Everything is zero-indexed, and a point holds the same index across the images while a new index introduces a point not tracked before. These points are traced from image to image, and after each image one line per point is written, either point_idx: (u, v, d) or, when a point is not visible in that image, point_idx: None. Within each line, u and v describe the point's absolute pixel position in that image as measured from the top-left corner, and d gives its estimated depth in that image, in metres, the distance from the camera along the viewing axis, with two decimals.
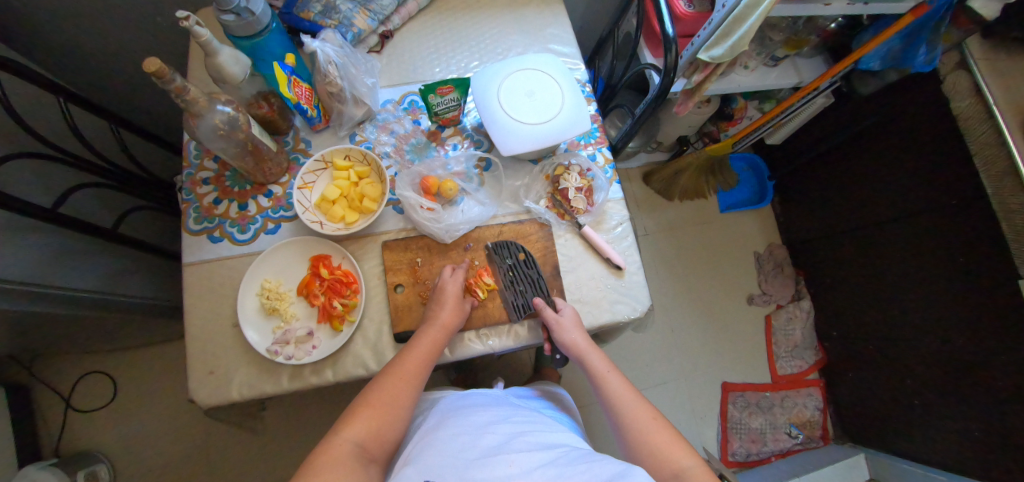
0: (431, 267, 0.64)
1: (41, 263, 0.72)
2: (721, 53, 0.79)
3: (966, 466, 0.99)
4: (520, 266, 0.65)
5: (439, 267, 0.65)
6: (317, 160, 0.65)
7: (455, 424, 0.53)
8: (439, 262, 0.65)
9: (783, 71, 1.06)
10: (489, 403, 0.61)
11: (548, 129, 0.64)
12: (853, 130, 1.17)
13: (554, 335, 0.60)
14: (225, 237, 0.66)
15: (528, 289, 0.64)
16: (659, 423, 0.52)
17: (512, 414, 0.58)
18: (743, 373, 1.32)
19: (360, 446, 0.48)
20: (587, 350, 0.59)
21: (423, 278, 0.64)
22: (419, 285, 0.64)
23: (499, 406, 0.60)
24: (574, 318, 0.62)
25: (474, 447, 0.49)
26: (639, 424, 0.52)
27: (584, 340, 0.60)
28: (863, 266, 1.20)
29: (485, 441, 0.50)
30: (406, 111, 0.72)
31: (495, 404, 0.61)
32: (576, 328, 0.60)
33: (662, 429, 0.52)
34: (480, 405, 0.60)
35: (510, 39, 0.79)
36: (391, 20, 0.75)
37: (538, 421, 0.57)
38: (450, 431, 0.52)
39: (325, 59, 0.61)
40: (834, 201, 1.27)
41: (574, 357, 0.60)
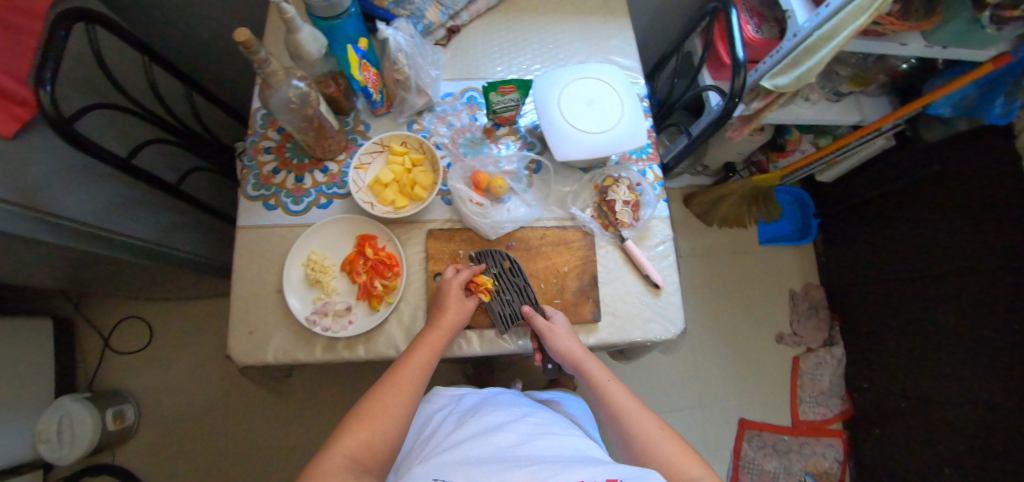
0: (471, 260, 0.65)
1: (107, 208, 0.76)
2: (786, 83, 0.77)
3: None
4: (505, 274, 0.64)
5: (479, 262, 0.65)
6: (375, 142, 0.68)
7: (471, 425, 0.54)
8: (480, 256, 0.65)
9: (845, 108, 1.02)
10: (505, 403, 0.61)
11: (605, 140, 0.64)
12: (913, 177, 1.12)
13: (548, 343, 0.59)
14: (279, 206, 0.68)
15: (515, 298, 0.63)
16: (666, 433, 0.51)
17: (528, 414, 0.58)
18: (762, 412, 1.28)
19: (352, 459, 0.45)
20: (584, 358, 0.58)
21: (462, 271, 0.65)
22: None
23: (515, 405, 0.61)
24: (565, 325, 0.61)
25: (486, 446, 0.49)
26: (644, 435, 0.51)
27: (577, 347, 0.59)
28: (906, 320, 1.15)
29: (498, 440, 0.50)
30: (465, 106, 0.74)
31: (512, 404, 0.61)
32: (570, 336, 0.60)
33: (670, 439, 0.51)
34: (496, 404, 0.60)
35: (573, 46, 0.80)
36: (460, 16, 0.76)
37: (554, 423, 0.57)
38: (466, 432, 0.53)
39: (396, 47, 0.63)
40: (883, 248, 1.21)
41: (571, 366, 0.58)
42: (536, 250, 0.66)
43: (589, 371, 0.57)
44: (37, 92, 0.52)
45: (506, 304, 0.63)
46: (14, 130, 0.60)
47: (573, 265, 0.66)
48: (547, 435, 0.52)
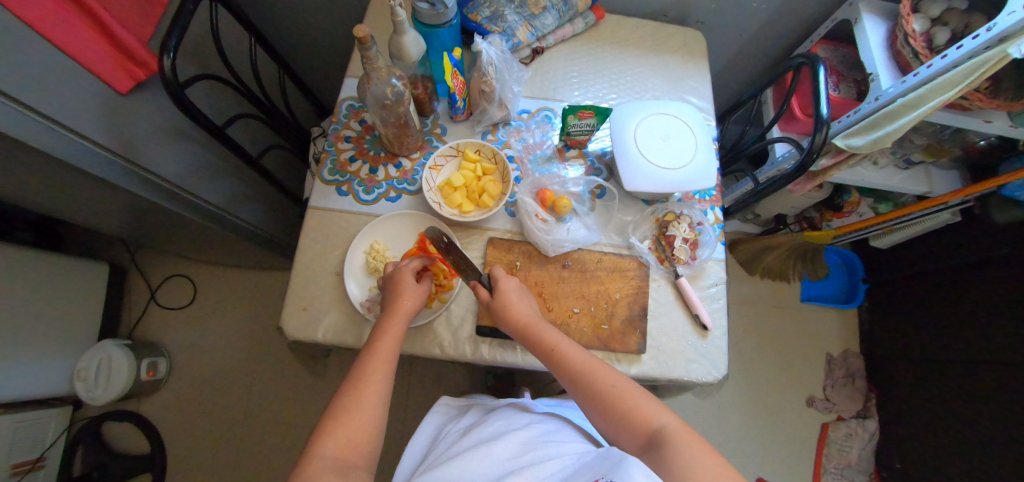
0: (527, 273, 0.66)
1: (191, 171, 0.81)
2: (860, 144, 0.77)
3: None
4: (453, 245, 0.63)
5: (534, 276, 0.66)
6: (451, 147, 0.71)
7: (472, 437, 0.55)
8: (536, 271, 0.66)
9: (913, 177, 1.00)
10: (507, 411, 0.61)
11: (675, 176, 0.65)
12: (975, 258, 1.08)
13: (494, 315, 0.58)
14: (350, 193, 0.72)
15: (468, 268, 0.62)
16: (623, 386, 0.50)
17: (529, 422, 0.57)
18: (783, 476, 1.23)
19: (334, 458, 0.46)
20: (530, 323, 0.57)
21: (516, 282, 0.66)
22: None
23: (515, 412, 0.61)
24: (514, 292, 0.59)
25: (484, 460, 0.50)
26: (602, 393, 0.50)
27: (526, 310, 0.58)
28: (952, 406, 1.09)
29: (496, 452, 0.51)
30: (539, 124, 0.76)
31: (515, 412, 0.61)
32: (516, 304, 0.58)
33: (628, 391, 0.50)
34: (498, 413, 0.60)
35: (650, 81, 0.81)
36: (546, 39, 0.80)
37: (554, 430, 0.56)
38: (467, 443, 0.54)
39: (488, 60, 0.67)
40: (934, 326, 1.16)
41: (520, 334, 0.57)
42: (591, 273, 0.67)
43: (540, 335, 0.55)
44: (161, 57, 0.58)
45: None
46: (130, 88, 0.66)
47: (625, 293, 0.66)
48: (543, 444, 0.52)
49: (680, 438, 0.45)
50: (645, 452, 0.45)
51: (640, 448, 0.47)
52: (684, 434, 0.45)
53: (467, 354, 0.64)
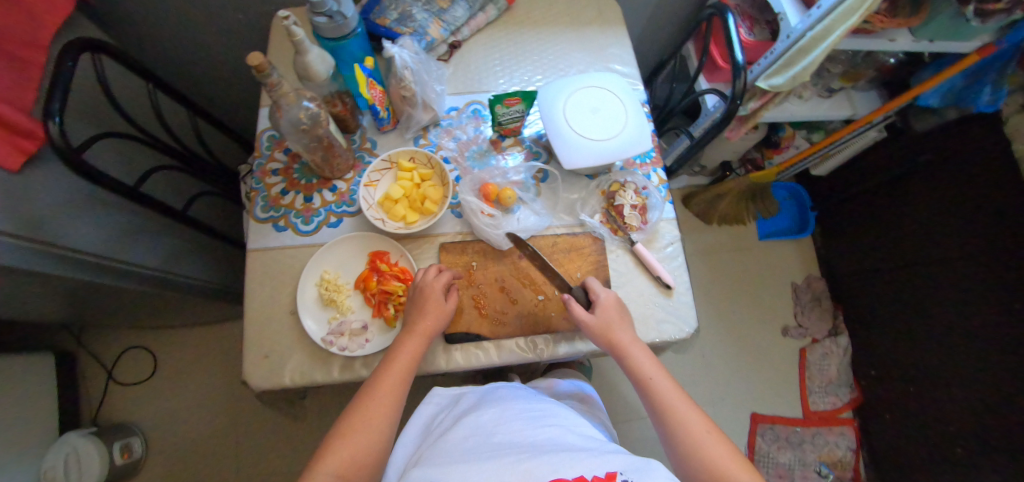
0: (485, 271, 0.66)
1: (115, 238, 0.76)
2: (781, 82, 0.79)
3: None
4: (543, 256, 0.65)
5: (493, 272, 0.66)
6: (384, 160, 0.68)
7: (468, 425, 0.52)
8: (494, 267, 0.66)
9: (836, 103, 1.04)
10: (506, 396, 0.59)
11: (610, 146, 0.66)
12: (906, 167, 1.15)
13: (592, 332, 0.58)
14: (289, 227, 0.68)
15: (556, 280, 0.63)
16: (714, 437, 0.49)
17: (529, 406, 0.56)
18: (774, 406, 1.29)
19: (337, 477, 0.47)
20: (631, 347, 0.57)
21: (477, 281, 0.65)
22: (472, 288, 0.65)
23: (514, 395, 0.59)
24: (619, 313, 0.60)
25: (485, 448, 0.48)
26: (691, 435, 0.49)
27: (627, 336, 0.58)
28: (908, 307, 1.16)
29: (496, 439, 0.49)
30: (470, 119, 0.75)
31: (512, 395, 0.59)
32: (618, 325, 0.58)
33: (717, 442, 0.49)
34: (496, 397, 0.58)
35: (573, 56, 0.81)
36: (461, 31, 0.78)
37: (552, 411, 0.55)
38: (463, 432, 0.51)
39: (402, 64, 0.64)
40: (881, 237, 1.23)
41: (616, 355, 0.57)
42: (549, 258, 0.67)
43: (638, 365, 0.56)
44: (46, 123, 0.52)
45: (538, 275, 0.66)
46: (19, 164, 0.60)
47: (585, 270, 0.67)
48: (548, 427, 0.51)
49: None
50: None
51: None
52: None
53: (441, 365, 0.62)
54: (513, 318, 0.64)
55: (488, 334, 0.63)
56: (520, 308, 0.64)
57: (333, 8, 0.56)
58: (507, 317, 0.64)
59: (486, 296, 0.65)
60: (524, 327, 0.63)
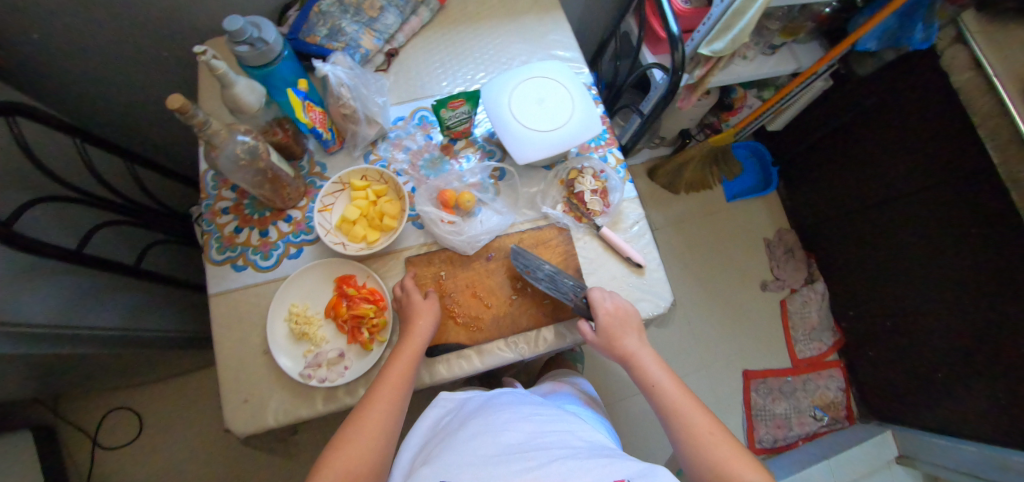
0: (455, 279, 0.65)
1: (69, 304, 0.72)
2: (722, 47, 0.79)
3: (1010, 438, 0.96)
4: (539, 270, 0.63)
5: (463, 279, 0.65)
6: (334, 182, 0.66)
7: (477, 423, 0.50)
8: (463, 274, 0.65)
9: (781, 59, 1.06)
10: (513, 401, 0.56)
11: (560, 135, 0.65)
12: (855, 111, 1.18)
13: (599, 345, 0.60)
14: (248, 266, 0.66)
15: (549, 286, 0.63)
16: (716, 437, 0.50)
17: (533, 410, 0.54)
18: (763, 361, 1.33)
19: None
20: (637, 354, 0.59)
21: (448, 290, 0.64)
22: (444, 298, 0.64)
23: (517, 400, 0.57)
24: (626, 316, 0.60)
25: (493, 447, 0.45)
26: (697, 436, 0.50)
27: (633, 343, 0.60)
28: (874, 246, 1.20)
29: (505, 439, 0.47)
30: (418, 127, 0.73)
31: (515, 401, 0.57)
32: (622, 332, 0.59)
33: (721, 442, 0.50)
34: (499, 402, 0.56)
35: (514, 47, 0.80)
36: (396, 38, 0.76)
37: (556, 416, 0.53)
38: (471, 430, 0.49)
39: (337, 81, 0.62)
40: (841, 182, 1.27)
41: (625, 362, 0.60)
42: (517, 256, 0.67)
43: (645, 371, 0.58)
44: None
45: (538, 266, 0.63)
46: None
47: (554, 262, 0.66)
48: (554, 431, 0.49)
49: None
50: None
51: None
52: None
53: (424, 381, 0.61)
54: (489, 321, 0.63)
55: (467, 341, 0.63)
56: (496, 310, 0.64)
57: (253, 35, 0.53)
58: (482, 321, 0.63)
59: (460, 303, 0.64)
60: (502, 328, 0.63)
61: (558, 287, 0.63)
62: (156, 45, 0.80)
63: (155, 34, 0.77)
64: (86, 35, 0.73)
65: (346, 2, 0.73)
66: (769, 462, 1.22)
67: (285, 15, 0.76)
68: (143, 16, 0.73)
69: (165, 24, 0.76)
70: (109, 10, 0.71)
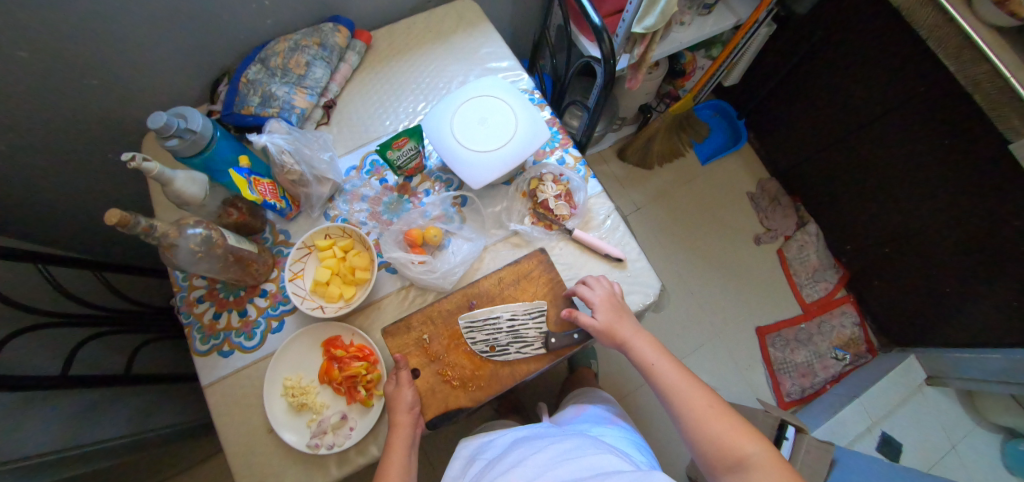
0: (440, 340, 0.61)
1: (69, 423, 0.71)
2: (654, 22, 0.77)
3: None
4: (517, 319, 0.61)
5: (448, 338, 0.61)
6: (299, 247, 0.66)
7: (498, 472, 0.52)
8: (447, 331, 0.61)
9: (719, 16, 1.04)
10: (525, 440, 0.58)
11: (509, 151, 0.63)
12: (806, 49, 1.17)
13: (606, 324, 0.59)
14: (234, 349, 0.65)
15: (516, 343, 0.61)
16: (715, 411, 0.55)
17: (546, 442, 0.56)
18: (774, 314, 1.33)
19: None
20: (636, 340, 0.59)
21: (437, 353, 0.60)
22: (434, 363, 0.60)
23: (528, 434, 0.60)
24: (617, 309, 0.60)
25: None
26: (695, 413, 0.55)
27: (631, 329, 0.59)
28: (856, 176, 1.19)
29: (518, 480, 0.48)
30: (371, 173, 0.73)
31: (532, 437, 0.58)
32: (623, 318, 0.60)
33: (718, 416, 0.54)
34: (513, 444, 0.58)
35: (448, 71, 0.80)
36: (329, 89, 0.76)
37: (566, 442, 0.55)
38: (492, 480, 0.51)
39: (277, 150, 0.63)
40: (808, 120, 1.26)
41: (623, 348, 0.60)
42: (500, 297, 0.63)
43: (642, 355, 0.59)
44: None
45: (495, 326, 0.61)
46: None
47: (542, 294, 0.63)
48: (562, 460, 0.50)
49: (768, 468, 0.48)
50: (732, 474, 0.50)
51: (727, 467, 0.51)
52: (774, 464, 0.49)
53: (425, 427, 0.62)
54: (491, 375, 0.60)
55: (469, 403, 0.58)
56: (494, 362, 0.60)
57: (179, 127, 0.54)
58: (479, 378, 0.59)
59: (452, 364, 0.60)
60: (501, 380, 0.60)
61: (524, 340, 0.61)
62: (98, 147, 0.79)
63: (95, 136, 0.77)
64: (26, 154, 0.73)
65: (272, 67, 0.74)
66: (801, 414, 1.21)
67: (216, 92, 0.77)
68: (75, 119, 0.73)
69: (101, 124, 0.76)
70: (42, 122, 0.70)
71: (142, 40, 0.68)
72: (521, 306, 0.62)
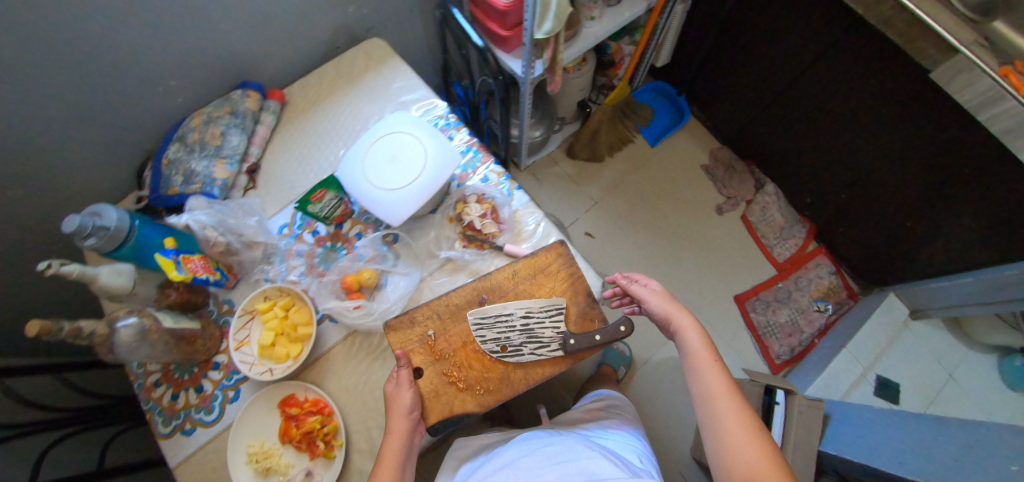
0: (447, 338, 0.62)
1: None
2: (552, 26, 0.79)
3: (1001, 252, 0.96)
4: (531, 317, 0.62)
5: (457, 335, 0.62)
6: (240, 315, 0.67)
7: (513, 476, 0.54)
8: (454, 330, 0.62)
9: (630, 4, 1.04)
10: (538, 446, 0.59)
11: (423, 183, 0.64)
12: (724, 17, 1.18)
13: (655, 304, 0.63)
14: (196, 426, 0.66)
15: (523, 341, 0.62)
16: (753, 429, 0.50)
17: (549, 448, 0.58)
18: (750, 279, 1.33)
19: None
20: (687, 332, 0.60)
21: (442, 352, 0.62)
22: (440, 363, 0.61)
23: (533, 438, 0.63)
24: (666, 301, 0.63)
25: None
26: (729, 420, 0.51)
27: (685, 321, 0.61)
28: (800, 129, 1.20)
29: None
30: (303, 227, 0.74)
31: (543, 442, 0.61)
32: (671, 308, 0.63)
33: (755, 435, 0.50)
34: (527, 449, 0.60)
35: (363, 112, 0.81)
36: (249, 153, 0.77)
37: (563, 447, 0.58)
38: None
39: (199, 226, 0.65)
40: (743, 84, 1.27)
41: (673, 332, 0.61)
42: (514, 293, 0.64)
43: (691, 348, 0.59)
44: None
45: (509, 325, 0.62)
46: None
47: (561, 291, 0.64)
48: (551, 466, 0.54)
49: None
50: None
51: None
52: None
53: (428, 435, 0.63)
54: (501, 378, 0.61)
55: (476, 407, 0.60)
56: (506, 363, 0.61)
57: (93, 225, 0.55)
58: (487, 381, 0.61)
59: (459, 366, 0.61)
60: (511, 382, 0.61)
61: (540, 341, 0.62)
62: (33, 253, 0.79)
63: (27, 244, 0.77)
64: None
65: (190, 143, 0.76)
66: (792, 376, 1.21)
67: (141, 178, 0.78)
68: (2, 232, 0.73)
69: (29, 232, 0.76)
70: None
71: (52, 145, 0.69)
72: (536, 303, 0.63)
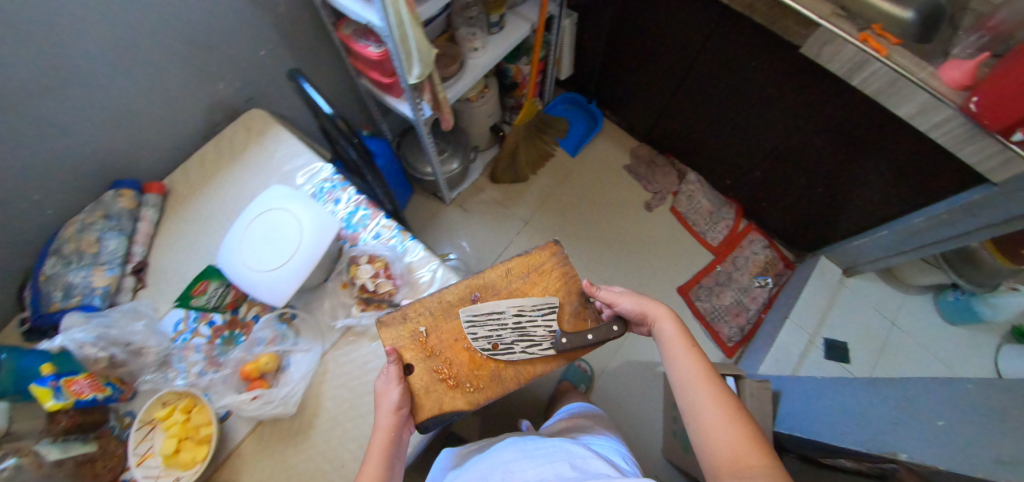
0: (439, 335, 0.60)
1: None
2: (419, 71, 0.79)
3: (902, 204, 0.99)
4: (525, 308, 0.61)
5: (449, 332, 0.60)
6: (137, 427, 0.60)
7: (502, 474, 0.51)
8: (446, 326, 0.61)
9: (512, 26, 1.06)
10: (526, 447, 0.57)
11: (302, 258, 0.63)
12: (611, 23, 1.21)
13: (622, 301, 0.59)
14: None
15: (515, 333, 0.60)
16: (731, 416, 0.47)
17: (539, 448, 0.56)
18: (690, 268, 1.35)
19: None
20: (662, 322, 0.56)
21: (434, 349, 0.59)
22: (432, 359, 0.59)
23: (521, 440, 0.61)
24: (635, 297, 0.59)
25: None
26: (705, 409, 0.48)
27: (660, 312, 0.57)
28: (705, 117, 1.24)
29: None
30: (198, 319, 0.71)
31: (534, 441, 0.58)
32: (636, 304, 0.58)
33: (734, 422, 0.46)
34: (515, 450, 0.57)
35: (249, 188, 0.80)
36: (132, 253, 0.74)
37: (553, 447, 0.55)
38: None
39: (76, 345, 0.62)
40: (645, 82, 1.31)
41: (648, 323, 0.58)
42: (506, 290, 0.62)
43: (666, 337, 0.55)
44: None
45: (500, 320, 0.60)
46: None
47: (554, 289, 0.62)
48: (545, 463, 0.51)
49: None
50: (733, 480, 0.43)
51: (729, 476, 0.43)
52: None
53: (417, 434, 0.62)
54: (491, 374, 0.59)
55: (465, 404, 0.57)
56: (497, 360, 0.59)
57: None
58: (477, 378, 0.59)
59: (451, 362, 0.59)
60: (503, 380, 0.59)
61: (531, 338, 0.60)
62: None
63: None
64: None
65: (67, 254, 0.73)
66: (744, 358, 1.23)
67: (22, 299, 0.74)
68: None
69: None
70: None
71: None
72: (529, 300, 0.61)
